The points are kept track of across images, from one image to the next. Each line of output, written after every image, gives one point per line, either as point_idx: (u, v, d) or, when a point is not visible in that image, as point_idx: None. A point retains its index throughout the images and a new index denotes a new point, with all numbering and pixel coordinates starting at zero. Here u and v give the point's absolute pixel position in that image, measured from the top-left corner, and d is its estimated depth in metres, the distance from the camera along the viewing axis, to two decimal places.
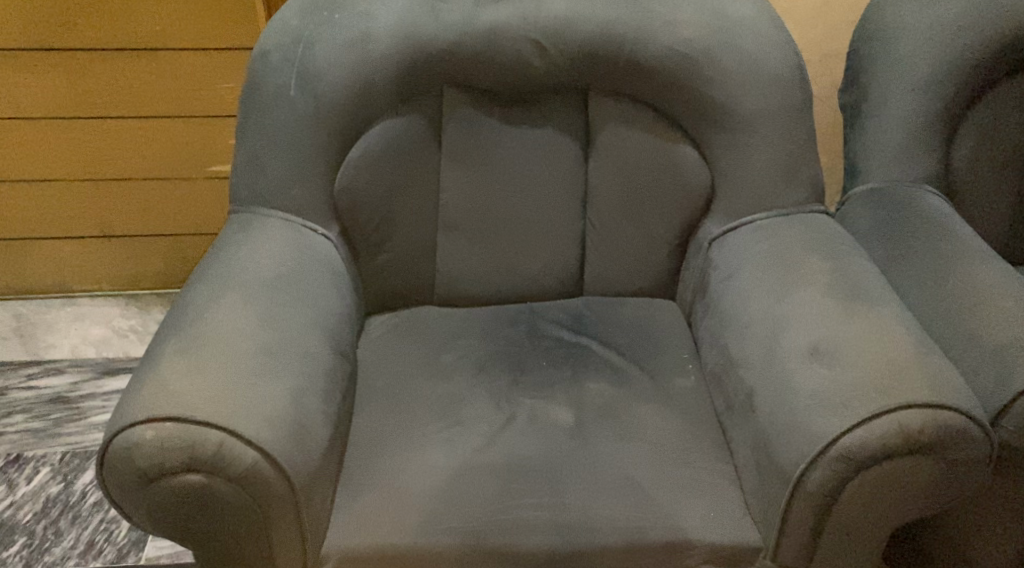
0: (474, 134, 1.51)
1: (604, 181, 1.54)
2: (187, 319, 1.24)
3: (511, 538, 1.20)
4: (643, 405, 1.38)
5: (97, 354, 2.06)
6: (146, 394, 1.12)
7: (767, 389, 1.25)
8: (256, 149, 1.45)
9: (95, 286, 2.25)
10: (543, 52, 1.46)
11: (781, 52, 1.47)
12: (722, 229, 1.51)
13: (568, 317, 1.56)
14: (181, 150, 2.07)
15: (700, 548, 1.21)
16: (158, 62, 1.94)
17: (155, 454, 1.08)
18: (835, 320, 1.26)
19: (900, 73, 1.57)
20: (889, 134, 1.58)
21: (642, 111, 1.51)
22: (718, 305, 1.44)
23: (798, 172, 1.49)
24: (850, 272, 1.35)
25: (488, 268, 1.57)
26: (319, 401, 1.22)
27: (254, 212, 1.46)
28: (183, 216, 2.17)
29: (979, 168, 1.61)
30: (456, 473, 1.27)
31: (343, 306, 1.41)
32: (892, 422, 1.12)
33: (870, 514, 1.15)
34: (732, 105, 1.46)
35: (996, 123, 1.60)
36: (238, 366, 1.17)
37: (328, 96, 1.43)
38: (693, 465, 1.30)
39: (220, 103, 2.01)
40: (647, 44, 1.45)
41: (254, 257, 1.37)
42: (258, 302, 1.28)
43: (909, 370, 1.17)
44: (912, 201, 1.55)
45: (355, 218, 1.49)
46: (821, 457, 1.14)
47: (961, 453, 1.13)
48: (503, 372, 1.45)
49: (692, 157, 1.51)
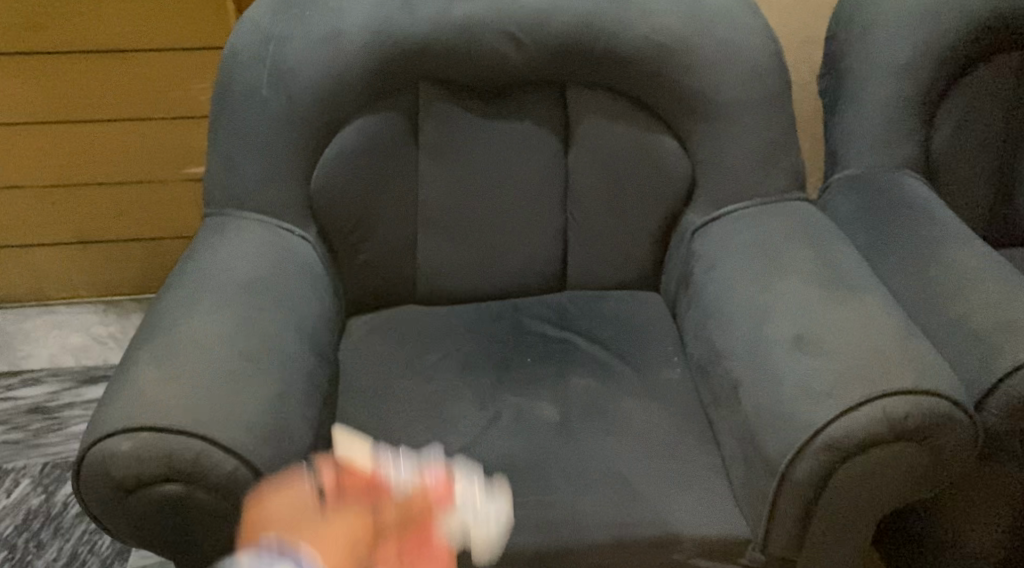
0: (452, 130, 1.50)
1: (584, 175, 1.53)
2: (164, 325, 1.22)
3: (497, 538, 1.19)
4: (629, 399, 1.37)
5: (77, 362, 2.04)
6: (122, 404, 1.10)
7: (752, 381, 1.24)
8: (230, 151, 1.43)
9: (73, 294, 2.22)
10: (519, 45, 1.44)
11: (759, 41, 1.46)
12: (704, 220, 1.50)
13: (552, 313, 1.55)
14: (156, 154, 2.04)
15: (689, 542, 1.20)
16: (129, 63, 1.91)
17: (130, 465, 1.06)
18: (820, 308, 1.25)
19: (878, 59, 1.56)
20: (868, 120, 1.57)
21: (621, 103, 1.50)
22: (701, 296, 1.43)
23: (779, 161, 1.48)
24: (833, 260, 1.34)
25: (470, 265, 1.56)
26: (299, 405, 1.20)
27: (229, 215, 1.45)
28: (160, 221, 2.14)
29: (958, 151, 1.61)
30: (441, 473, 1.26)
31: (322, 308, 1.39)
32: (877, 410, 1.11)
33: (858, 504, 1.14)
34: (710, 94, 1.45)
35: (975, 105, 1.59)
36: (215, 372, 1.15)
37: (302, 95, 1.41)
38: (681, 458, 1.29)
39: (194, 104, 1.98)
40: (624, 35, 1.44)
41: (230, 261, 1.35)
42: (235, 306, 1.26)
43: (894, 358, 1.16)
44: (892, 186, 1.54)
45: (334, 218, 1.48)
46: (805, 447, 1.13)
47: (947, 440, 1.13)
48: (486, 370, 1.43)
49: (672, 148, 1.50)
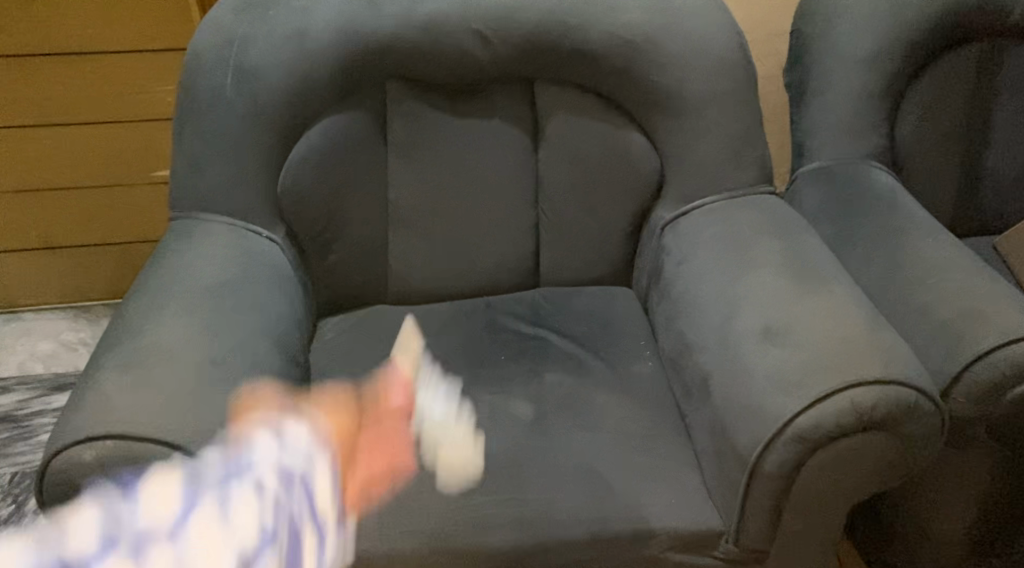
0: (421, 128, 1.49)
1: (554, 171, 1.53)
2: (129, 332, 1.21)
3: (471, 537, 1.18)
4: (602, 394, 1.38)
5: (46, 369, 2.02)
6: (87, 413, 1.09)
7: (723, 373, 1.24)
8: (194, 153, 1.42)
9: (42, 301, 2.20)
10: (486, 42, 1.44)
11: (724, 34, 1.46)
12: (674, 214, 1.51)
13: (525, 309, 1.55)
14: (122, 157, 2.02)
15: (663, 536, 1.20)
16: (92, 66, 1.89)
17: (99, 479, 1.07)
18: (788, 301, 1.26)
19: (843, 51, 1.57)
20: (834, 112, 1.59)
21: (589, 99, 1.50)
22: (671, 291, 1.44)
23: (746, 154, 1.48)
24: (801, 253, 1.35)
25: (441, 264, 1.55)
26: (269, 409, 1.20)
27: (195, 218, 1.43)
28: (127, 225, 2.12)
29: (924, 143, 1.62)
30: (415, 473, 1.25)
31: (291, 310, 1.38)
32: (845, 401, 1.12)
33: (828, 493, 1.15)
34: (677, 89, 1.45)
35: (938, 95, 1.61)
36: (183, 377, 1.14)
37: (267, 96, 1.40)
38: (654, 452, 1.29)
39: (159, 107, 1.96)
40: (590, 31, 1.44)
41: (196, 265, 1.33)
42: (202, 310, 1.25)
43: (862, 348, 1.17)
44: (859, 177, 1.55)
45: (303, 218, 1.47)
46: (775, 439, 1.14)
47: (913, 428, 1.14)
48: (460, 368, 1.43)
49: (640, 143, 1.50)
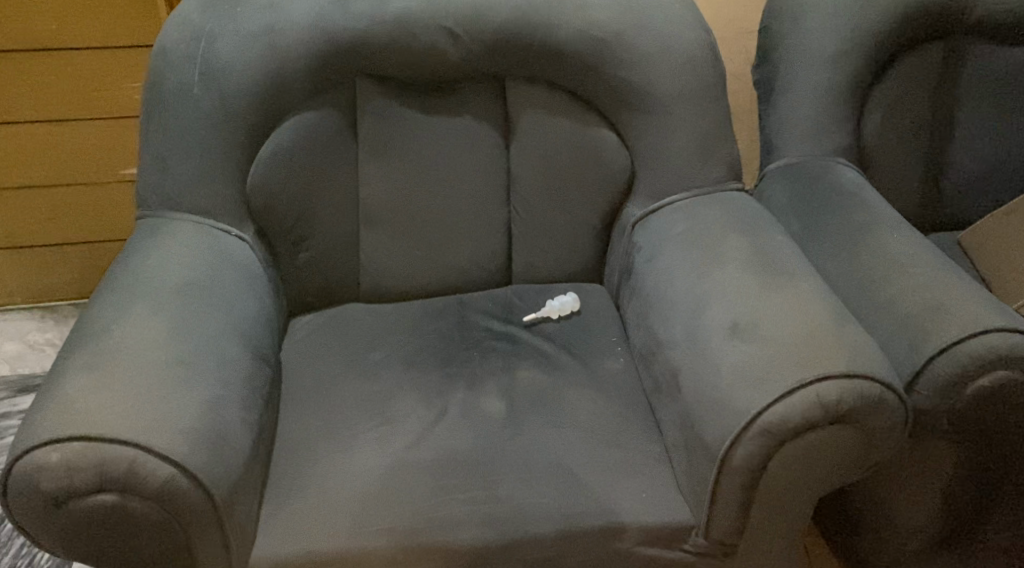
0: (390, 126, 1.49)
1: (525, 168, 1.53)
2: (95, 331, 1.20)
3: (444, 535, 1.18)
4: (573, 390, 1.38)
5: (13, 371, 1.99)
6: (52, 414, 1.08)
7: (692, 369, 1.25)
8: (161, 151, 1.41)
9: (9, 300, 2.17)
10: (456, 39, 1.44)
11: (692, 32, 1.47)
12: (644, 211, 1.52)
13: (497, 307, 1.55)
14: (88, 155, 1.99)
15: (634, 530, 1.21)
16: (58, 63, 1.87)
17: (62, 477, 1.04)
18: (755, 295, 1.27)
19: (809, 48, 1.59)
20: (801, 109, 1.60)
21: (559, 97, 1.50)
22: (641, 287, 1.45)
23: (715, 151, 1.49)
24: (769, 248, 1.36)
25: (412, 262, 1.55)
26: (237, 408, 1.19)
27: (162, 217, 1.42)
28: (95, 223, 2.09)
29: (890, 139, 1.64)
30: (386, 473, 1.25)
31: (260, 308, 1.38)
32: (811, 394, 1.13)
33: (794, 486, 1.17)
34: (646, 86, 1.46)
35: (903, 94, 1.63)
36: (150, 378, 1.13)
37: (235, 93, 1.39)
38: (624, 447, 1.30)
39: (125, 103, 1.94)
40: (559, 29, 1.44)
41: (164, 264, 1.32)
42: (169, 310, 1.24)
43: (828, 343, 1.18)
44: (826, 174, 1.57)
45: (272, 216, 1.46)
46: (743, 433, 1.15)
47: (877, 421, 1.15)
48: (432, 366, 1.43)
49: (611, 140, 1.51)
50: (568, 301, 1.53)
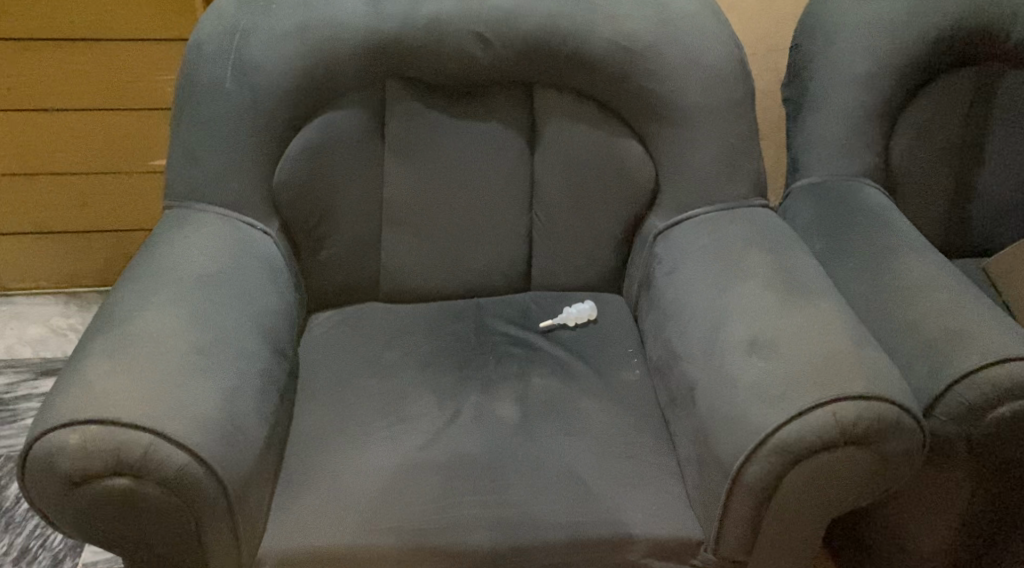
0: (418, 127, 1.50)
1: (549, 176, 1.53)
2: (118, 318, 1.21)
3: (452, 537, 1.19)
4: (587, 399, 1.38)
5: (34, 354, 2.02)
6: (72, 397, 1.09)
7: (708, 384, 1.25)
8: (191, 143, 1.42)
9: (34, 284, 2.20)
10: (487, 44, 1.45)
11: (723, 46, 1.47)
12: (667, 224, 1.52)
13: (515, 313, 1.56)
14: (119, 145, 2.02)
15: (643, 542, 1.21)
16: (94, 52, 1.90)
17: (78, 459, 1.05)
18: (775, 313, 1.27)
19: (841, 67, 1.58)
20: (829, 128, 1.60)
21: (587, 106, 1.50)
22: (661, 299, 1.44)
23: (740, 166, 1.49)
24: (790, 266, 1.36)
25: (433, 264, 1.56)
26: (253, 401, 1.20)
27: (188, 208, 1.43)
28: (122, 212, 2.12)
29: (917, 163, 1.63)
30: (397, 472, 1.25)
31: (281, 303, 1.39)
32: (828, 414, 1.13)
33: (807, 506, 1.16)
34: (675, 99, 1.46)
35: (933, 118, 1.62)
36: (169, 365, 1.15)
37: (266, 89, 1.40)
38: (636, 458, 1.30)
39: (157, 95, 1.97)
40: (590, 39, 1.44)
41: (188, 254, 1.34)
42: (190, 301, 1.25)
43: (846, 363, 1.18)
44: (851, 194, 1.57)
45: (296, 212, 1.47)
46: (757, 450, 1.14)
47: (893, 445, 1.15)
48: (447, 369, 1.43)
49: (636, 151, 1.51)
50: (586, 309, 1.54)
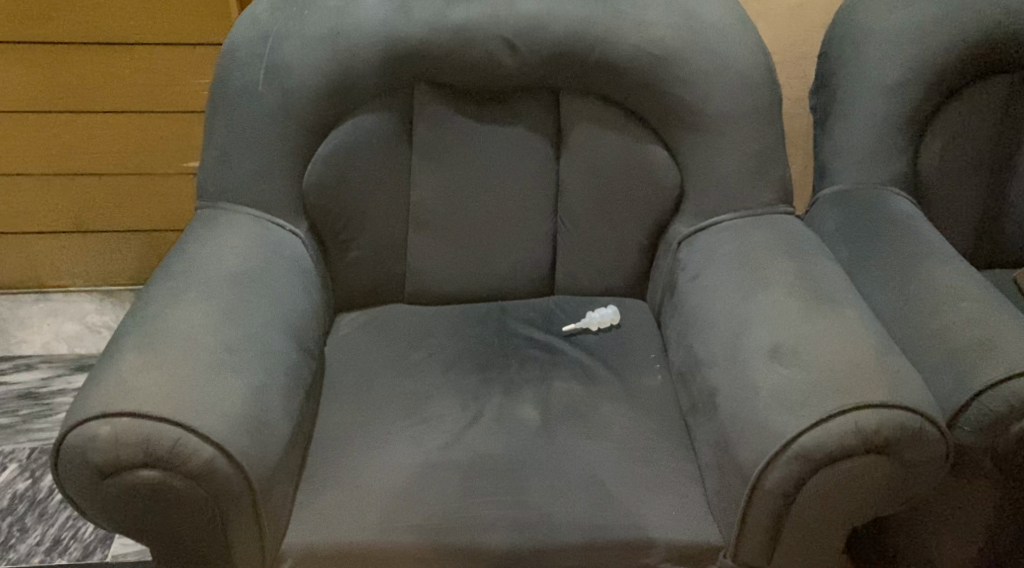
0: (445, 132, 1.51)
1: (574, 181, 1.55)
2: (150, 314, 1.24)
3: (471, 536, 1.20)
4: (609, 403, 1.39)
5: (70, 350, 2.06)
6: (104, 390, 1.12)
7: (730, 389, 1.26)
8: (224, 144, 1.45)
9: (70, 282, 2.24)
10: (514, 50, 1.46)
11: (749, 53, 1.47)
12: (691, 229, 1.52)
13: (539, 317, 1.57)
14: (155, 146, 2.06)
15: (662, 546, 1.21)
16: (132, 56, 1.94)
17: (109, 450, 1.08)
18: (799, 320, 1.27)
19: (869, 75, 1.58)
20: (857, 136, 1.59)
21: (613, 112, 1.51)
22: (684, 304, 1.45)
23: (765, 174, 1.50)
24: (815, 273, 1.36)
25: (458, 267, 1.58)
26: (280, 398, 1.22)
27: (219, 208, 1.46)
28: (158, 212, 2.16)
29: (946, 172, 1.63)
30: (419, 471, 1.27)
31: (308, 303, 1.41)
32: (848, 421, 1.13)
33: (827, 513, 1.16)
34: (700, 106, 1.46)
35: (962, 129, 1.61)
36: (198, 362, 1.17)
37: (297, 94, 1.43)
38: (657, 463, 1.30)
39: (193, 98, 2.00)
40: (617, 45, 1.45)
41: (219, 253, 1.37)
42: (219, 299, 1.28)
43: (869, 371, 1.17)
44: (878, 203, 1.56)
45: (324, 213, 1.50)
46: (778, 456, 1.15)
47: (916, 454, 1.15)
48: (470, 370, 1.45)
49: (661, 157, 1.51)
50: (608, 314, 1.55)
